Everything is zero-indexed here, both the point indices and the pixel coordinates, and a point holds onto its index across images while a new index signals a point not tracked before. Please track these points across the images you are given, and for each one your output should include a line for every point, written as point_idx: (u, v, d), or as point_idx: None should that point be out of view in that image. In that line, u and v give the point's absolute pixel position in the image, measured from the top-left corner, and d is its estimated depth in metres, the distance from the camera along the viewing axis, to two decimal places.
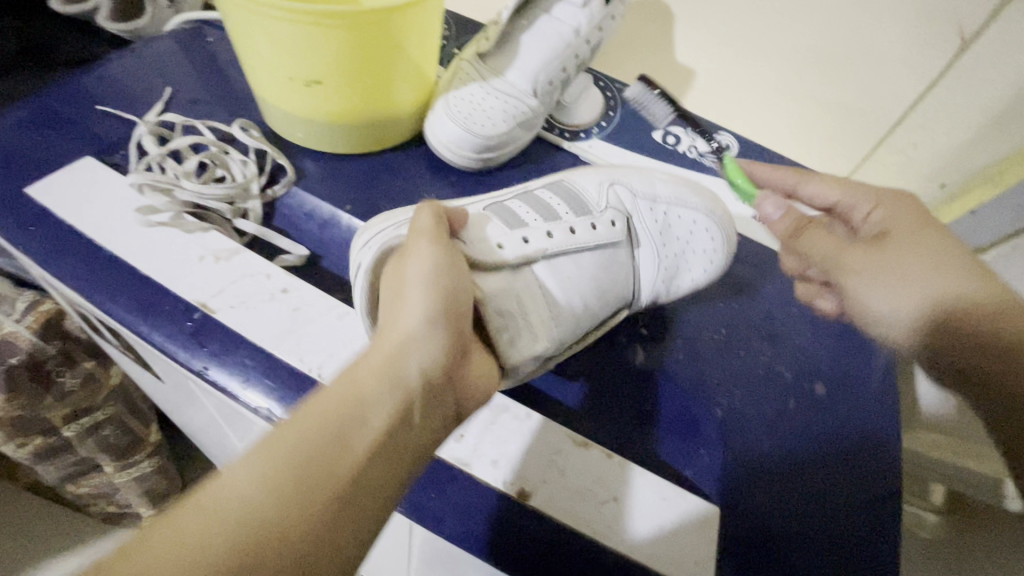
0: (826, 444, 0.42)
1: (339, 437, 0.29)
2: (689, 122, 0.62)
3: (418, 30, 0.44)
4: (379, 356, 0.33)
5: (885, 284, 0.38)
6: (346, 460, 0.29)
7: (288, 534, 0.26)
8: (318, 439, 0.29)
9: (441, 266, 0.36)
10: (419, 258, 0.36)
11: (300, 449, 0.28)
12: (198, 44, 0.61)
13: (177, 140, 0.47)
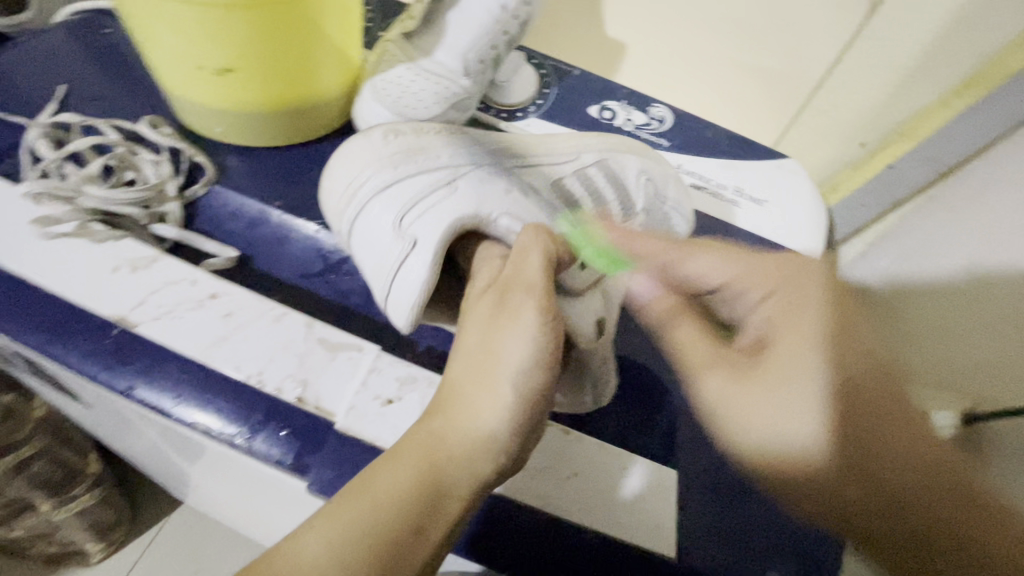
0: None
1: (418, 523, 0.29)
2: (623, 95, 0.62)
3: (334, 8, 0.41)
4: (467, 427, 0.31)
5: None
6: (414, 538, 0.28)
7: None
8: (380, 504, 0.28)
9: (544, 343, 0.32)
10: (527, 329, 0.32)
11: (384, 526, 0.28)
12: (91, 36, 0.55)
13: (74, 141, 0.42)
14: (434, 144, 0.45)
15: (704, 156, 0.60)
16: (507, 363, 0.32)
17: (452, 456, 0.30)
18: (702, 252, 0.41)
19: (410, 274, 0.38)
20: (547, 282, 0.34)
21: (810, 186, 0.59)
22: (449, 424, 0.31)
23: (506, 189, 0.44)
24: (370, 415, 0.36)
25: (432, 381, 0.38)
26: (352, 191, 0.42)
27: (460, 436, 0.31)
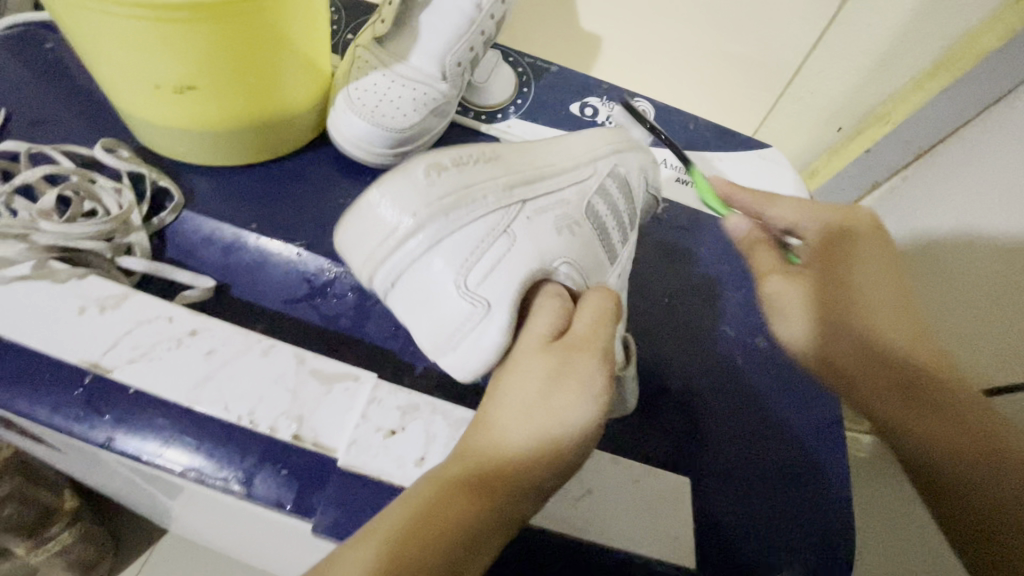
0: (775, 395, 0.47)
1: (472, 549, 0.28)
2: (603, 90, 0.61)
3: (303, 13, 0.39)
4: (520, 458, 0.31)
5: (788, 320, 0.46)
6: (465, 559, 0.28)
7: None
8: (434, 510, 0.28)
9: (601, 403, 0.33)
10: (591, 386, 0.33)
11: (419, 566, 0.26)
12: (29, 53, 0.50)
13: (25, 172, 0.39)
14: (480, 180, 0.40)
15: (688, 150, 0.59)
16: (560, 415, 0.32)
17: (500, 490, 0.30)
18: (781, 199, 0.47)
19: (483, 340, 0.36)
20: (608, 341, 0.35)
21: (792, 175, 0.59)
22: (502, 446, 0.32)
23: (559, 226, 0.41)
24: (374, 448, 0.35)
25: (434, 407, 0.37)
26: (400, 242, 0.37)
27: (505, 471, 0.31)
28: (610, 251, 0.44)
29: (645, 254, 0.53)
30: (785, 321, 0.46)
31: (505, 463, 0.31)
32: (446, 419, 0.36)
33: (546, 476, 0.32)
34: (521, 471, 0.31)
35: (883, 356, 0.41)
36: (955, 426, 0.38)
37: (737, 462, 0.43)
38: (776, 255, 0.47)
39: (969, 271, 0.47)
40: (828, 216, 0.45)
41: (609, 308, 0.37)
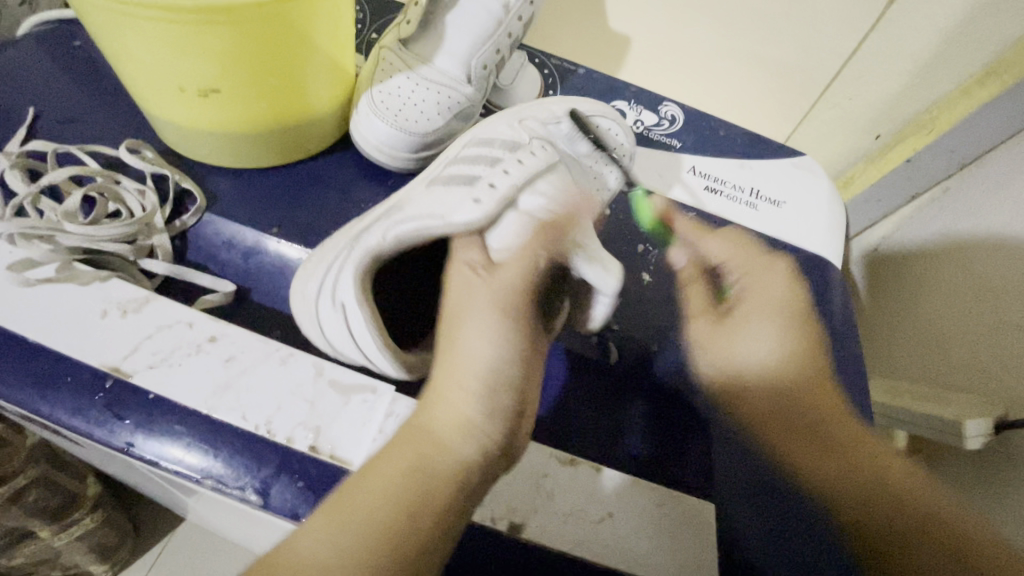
0: None
1: (418, 511, 0.28)
2: (630, 94, 0.59)
3: (329, 14, 0.38)
4: (450, 422, 0.31)
5: (756, 334, 0.44)
6: (430, 525, 0.28)
7: (374, 574, 0.26)
8: (375, 496, 0.28)
9: (509, 341, 0.34)
10: (491, 331, 0.34)
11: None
12: (59, 50, 0.51)
13: (51, 173, 0.39)
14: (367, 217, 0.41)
15: (717, 157, 0.57)
16: (472, 389, 0.31)
17: (442, 465, 0.29)
18: (712, 235, 0.50)
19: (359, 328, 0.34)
20: (513, 281, 0.36)
21: (827, 185, 0.57)
22: (439, 421, 0.31)
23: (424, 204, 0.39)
24: None
25: None
26: (302, 285, 0.38)
27: (443, 441, 0.30)
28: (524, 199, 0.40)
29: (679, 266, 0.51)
30: (749, 342, 0.44)
31: (435, 452, 0.30)
32: None
33: (477, 456, 0.30)
34: (447, 455, 0.30)
35: (807, 413, 0.41)
36: (816, 413, 0.41)
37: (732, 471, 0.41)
38: (706, 294, 0.48)
39: (992, 289, 0.47)
40: (749, 262, 0.48)
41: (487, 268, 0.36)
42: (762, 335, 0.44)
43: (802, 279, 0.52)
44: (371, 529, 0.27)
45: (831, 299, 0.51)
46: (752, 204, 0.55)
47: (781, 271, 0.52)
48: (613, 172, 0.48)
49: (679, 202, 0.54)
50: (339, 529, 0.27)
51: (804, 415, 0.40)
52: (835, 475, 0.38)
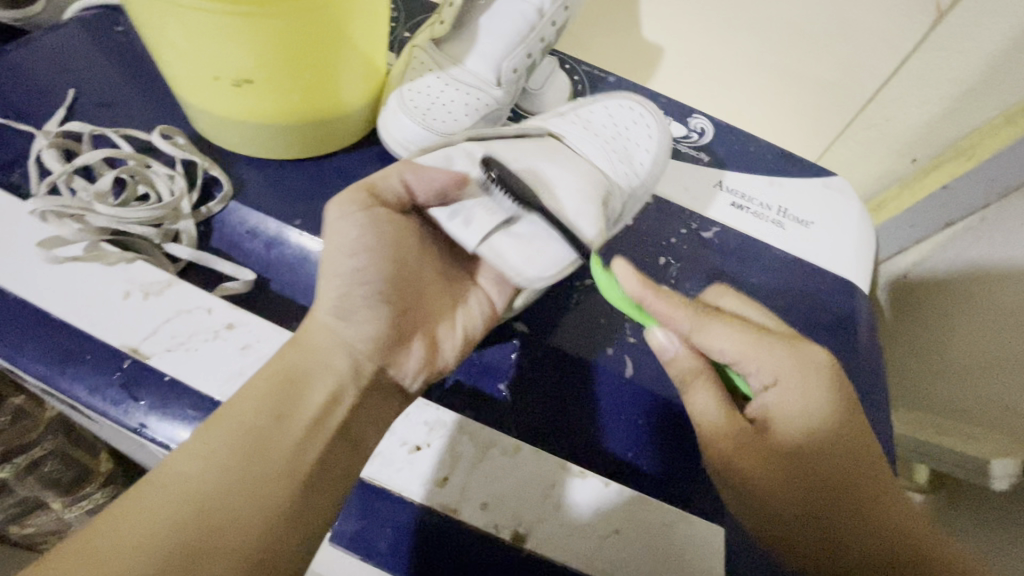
0: None
1: (281, 411, 0.30)
2: (660, 104, 0.58)
3: (364, 13, 0.39)
4: (315, 342, 0.33)
5: (796, 387, 0.35)
6: (288, 432, 0.30)
7: (228, 471, 0.28)
8: (246, 392, 0.30)
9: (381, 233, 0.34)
10: (350, 229, 0.33)
11: (221, 531, 0.26)
12: (104, 35, 0.52)
13: (86, 155, 0.40)
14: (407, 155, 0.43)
15: (746, 173, 0.56)
16: (349, 317, 0.34)
17: (298, 372, 0.32)
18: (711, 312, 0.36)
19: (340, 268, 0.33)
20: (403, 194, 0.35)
21: (858, 208, 0.56)
22: (307, 338, 0.33)
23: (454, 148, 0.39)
24: (397, 463, 0.34)
25: (460, 425, 0.35)
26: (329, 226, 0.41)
27: (305, 353, 0.32)
28: (532, 155, 0.40)
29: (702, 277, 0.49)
30: (785, 399, 0.35)
31: (301, 378, 0.32)
32: (472, 441, 0.35)
33: (352, 379, 0.33)
34: (314, 376, 0.32)
35: (827, 466, 0.34)
36: (837, 495, 0.34)
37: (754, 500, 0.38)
38: (713, 358, 0.37)
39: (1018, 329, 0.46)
40: (783, 362, 0.35)
41: (435, 186, 0.35)
42: (809, 389, 0.35)
43: (829, 303, 0.50)
44: (232, 438, 0.28)
45: (856, 324, 0.49)
46: (778, 224, 0.54)
47: (807, 294, 0.50)
48: (646, 145, 0.45)
49: (704, 217, 0.52)
50: (201, 446, 0.28)
51: (838, 476, 0.34)
52: (806, 500, 0.34)
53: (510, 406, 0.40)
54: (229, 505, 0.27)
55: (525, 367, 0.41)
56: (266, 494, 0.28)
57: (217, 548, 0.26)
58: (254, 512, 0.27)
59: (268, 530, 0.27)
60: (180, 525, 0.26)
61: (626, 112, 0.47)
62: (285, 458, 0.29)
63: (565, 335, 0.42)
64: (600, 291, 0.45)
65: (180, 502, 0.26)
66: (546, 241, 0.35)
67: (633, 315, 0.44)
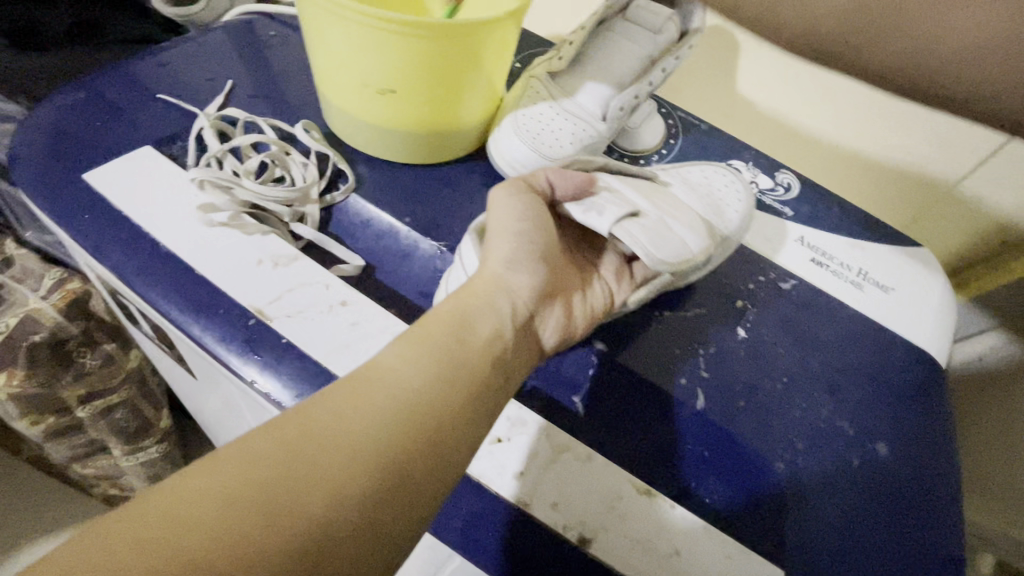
0: (918, 519, 0.41)
1: (468, 333, 0.33)
2: (748, 157, 0.60)
3: (501, 42, 0.43)
4: (491, 287, 0.36)
5: None
6: (475, 352, 0.33)
7: (432, 382, 0.30)
8: (434, 317, 0.33)
9: (534, 212, 0.39)
10: (520, 207, 0.38)
11: (431, 429, 0.29)
12: (260, 39, 0.59)
13: (241, 137, 0.46)
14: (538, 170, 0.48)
15: (829, 232, 0.57)
16: (519, 267, 0.37)
17: (474, 307, 0.35)
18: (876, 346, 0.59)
19: (503, 229, 0.37)
20: (552, 187, 0.40)
21: (941, 281, 0.56)
22: (479, 284, 0.36)
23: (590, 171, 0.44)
24: (479, 451, 0.36)
25: (540, 426, 0.37)
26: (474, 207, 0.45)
27: (481, 292, 0.36)
28: (653, 185, 0.45)
29: (780, 323, 0.49)
30: None
31: (471, 312, 0.34)
32: (550, 441, 0.37)
33: (512, 321, 0.36)
34: (483, 313, 0.35)
35: None
36: None
37: (802, 542, 0.38)
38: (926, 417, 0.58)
39: None
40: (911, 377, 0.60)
41: (575, 183, 0.40)
42: None
43: (909, 370, 0.49)
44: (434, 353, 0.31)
45: (934, 395, 0.48)
46: (858, 285, 0.54)
47: (886, 358, 0.49)
48: (736, 208, 0.46)
49: (784, 268, 0.53)
50: (405, 357, 0.31)
51: None
52: None
53: (583, 419, 0.41)
54: (433, 410, 0.30)
55: (602, 382, 0.42)
56: (460, 405, 0.31)
57: (421, 444, 0.29)
58: (453, 418, 0.30)
59: (459, 435, 0.30)
60: (392, 420, 0.28)
61: (722, 176, 0.49)
62: (476, 371, 0.32)
63: (637, 360, 0.44)
64: (676, 322, 0.47)
65: (390, 400, 0.29)
66: (673, 240, 0.39)
67: (707, 349, 0.45)
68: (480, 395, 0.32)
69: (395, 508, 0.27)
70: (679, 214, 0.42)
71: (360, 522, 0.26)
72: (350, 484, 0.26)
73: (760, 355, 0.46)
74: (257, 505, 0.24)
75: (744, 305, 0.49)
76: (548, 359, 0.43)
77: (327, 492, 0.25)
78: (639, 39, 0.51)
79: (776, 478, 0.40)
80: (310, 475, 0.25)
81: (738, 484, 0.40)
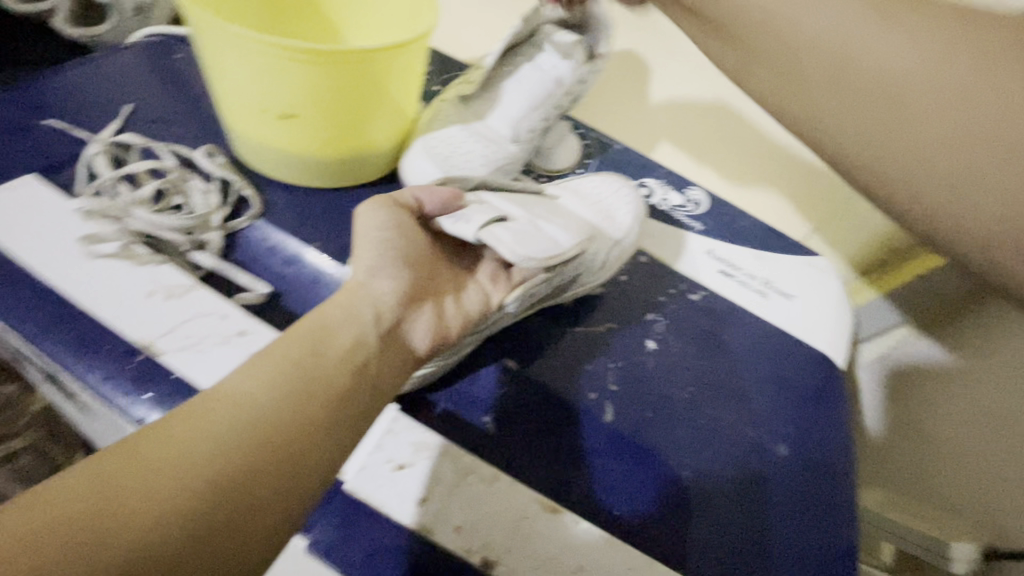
0: (810, 516, 0.44)
1: (331, 347, 0.34)
2: (660, 175, 0.63)
3: (404, 69, 0.43)
4: (355, 298, 0.37)
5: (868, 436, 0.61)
6: (340, 365, 0.34)
7: (290, 397, 0.31)
8: (298, 330, 0.34)
9: (398, 223, 0.40)
10: (381, 217, 0.39)
11: (285, 442, 0.30)
12: (164, 60, 0.57)
13: (134, 165, 0.44)
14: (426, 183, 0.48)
15: (736, 244, 0.60)
16: (385, 278, 0.39)
17: (340, 320, 0.35)
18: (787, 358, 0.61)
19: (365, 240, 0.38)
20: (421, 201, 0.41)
21: (838, 287, 0.59)
22: (345, 297, 0.37)
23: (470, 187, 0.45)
24: (381, 479, 0.36)
25: (444, 449, 0.37)
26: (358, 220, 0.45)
27: (347, 304, 0.36)
28: (530, 199, 0.47)
29: (688, 334, 0.51)
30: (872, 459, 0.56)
31: (334, 323, 0.35)
32: (454, 464, 0.37)
33: (377, 330, 0.37)
34: (345, 323, 0.35)
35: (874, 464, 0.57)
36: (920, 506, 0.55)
37: (703, 544, 0.40)
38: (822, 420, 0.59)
39: None
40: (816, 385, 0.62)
41: (442, 197, 0.41)
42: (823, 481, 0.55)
43: (809, 373, 0.52)
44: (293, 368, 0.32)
45: (832, 395, 0.51)
46: (762, 294, 0.57)
47: (788, 363, 0.52)
48: (622, 218, 0.51)
49: (694, 281, 0.56)
50: (262, 373, 0.31)
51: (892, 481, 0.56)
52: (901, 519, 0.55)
53: (492, 437, 0.42)
54: (289, 423, 0.30)
55: (512, 400, 0.43)
56: (321, 418, 0.32)
57: (275, 457, 0.29)
58: (312, 431, 0.31)
59: (318, 447, 0.31)
60: (244, 436, 0.29)
61: (611, 185, 0.53)
62: (339, 384, 0.33)
63: (553, 378, 0.44)
64: (587, 337, 0.48)
65: (243, 416, 0.30)
66: (541, 241, 0.40)
67: (616, 363, 0.47)
68: (342, 410, 0.33)
69: (244, 523, 0.28)
70: (550, 223, 0.43)
71: (204, 533, 0.26)
72: (193, 500, 0.27)
73: (667, 365, 0.48)
74: (89, 524, 0.24)
75: (654, 318, 0.51)
76: (458, 379, 0.44)
77: (169, 509, 0.26)
78: (539, 62, 0.51)
79: (681, 487, 0.42)
80: (150, 493, 0.26)
81: (643, 495, 0.42)
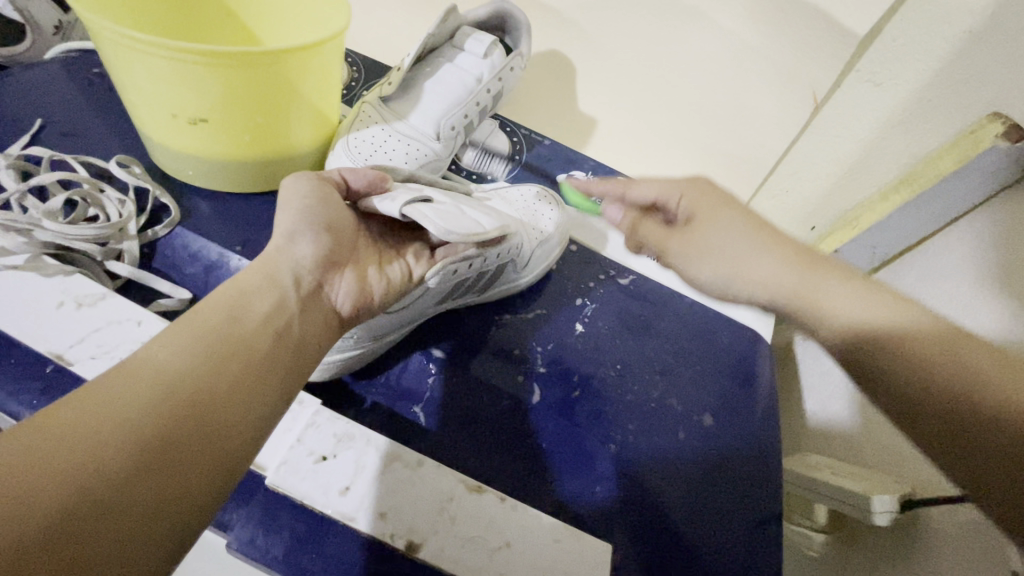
0: (738, 479, 0.45)
1: (250, 314, 0.32)
2: (588, 167, 0.65)
3: (316, 71, 0.44)
4: (273, 266, 0.35)
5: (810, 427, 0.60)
6: (261, 331, 0.32)
7: (209, 360, 0.29)
8: (209, 303, 0.32)
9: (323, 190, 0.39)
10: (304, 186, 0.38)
11: (210, 403, 0.27)
12: (79, 75, 0.57)
13: (41, 176, 0.43)
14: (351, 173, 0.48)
15: None
16: (308, 244, 0.37)
17: (255, 289, 0.33)
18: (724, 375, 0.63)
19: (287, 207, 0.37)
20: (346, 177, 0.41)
21: None
22: (259, 266, 0.35)
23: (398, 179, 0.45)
24: (303, 471, 0.35)
25: (367, 437, 0.37)
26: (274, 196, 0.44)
27: (265, 274, 0.34)
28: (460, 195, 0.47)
29: (615, 316, 0.52)
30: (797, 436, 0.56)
31: (248, 292, 0.33)
32: (377, 451, 0.37)
33: (298, 296, 0.35)
34: (262, 290, 0.33)
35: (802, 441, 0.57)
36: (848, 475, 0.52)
37: (635, 513, 0.42)
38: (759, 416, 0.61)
39: None
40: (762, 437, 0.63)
41: (368, 175, 0.41)
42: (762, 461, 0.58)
43: (733, 346, 0.54)
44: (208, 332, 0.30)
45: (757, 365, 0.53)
46: None
47: (713, 338, 0.54)
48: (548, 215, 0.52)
49: (623, 265, 0.58)
50: (173, 341, 0.28)
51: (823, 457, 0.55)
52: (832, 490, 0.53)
53: (420, 426, 0.43)
54: (211, 384, 0.28)
55: (440, 389, 0.45)
56: (245, 381, 0.29)
57: (199, 419, 0.26)
58: (238, 392, 0.29)
59: (247, 409, 0.29)
60: (161, 398, 0.26)
61: (539, 193, 0.54)
62: (262, 347, 0.31)
63: (480, 367, 0.47)
64: (515, 325, 0.50)
65: (155, 381, 0.26)
66: (466, 220, 0.39)
67: (544, 346, 0.49)
68: (263, 382, 0.30)
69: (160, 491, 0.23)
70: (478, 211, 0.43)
71: (125, 500, 0.22)
72: (98, 467, 0.22)
73: (594, 345, 0.50)
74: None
75: (583, 302, 0.53)
76: (386, 373, 0.45)
77: (69, 476, 0.22)
78: (460, 59, 0.54)
79: (606, 455, 0.44)
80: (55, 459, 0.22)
81: (578, 472, 0.43)
